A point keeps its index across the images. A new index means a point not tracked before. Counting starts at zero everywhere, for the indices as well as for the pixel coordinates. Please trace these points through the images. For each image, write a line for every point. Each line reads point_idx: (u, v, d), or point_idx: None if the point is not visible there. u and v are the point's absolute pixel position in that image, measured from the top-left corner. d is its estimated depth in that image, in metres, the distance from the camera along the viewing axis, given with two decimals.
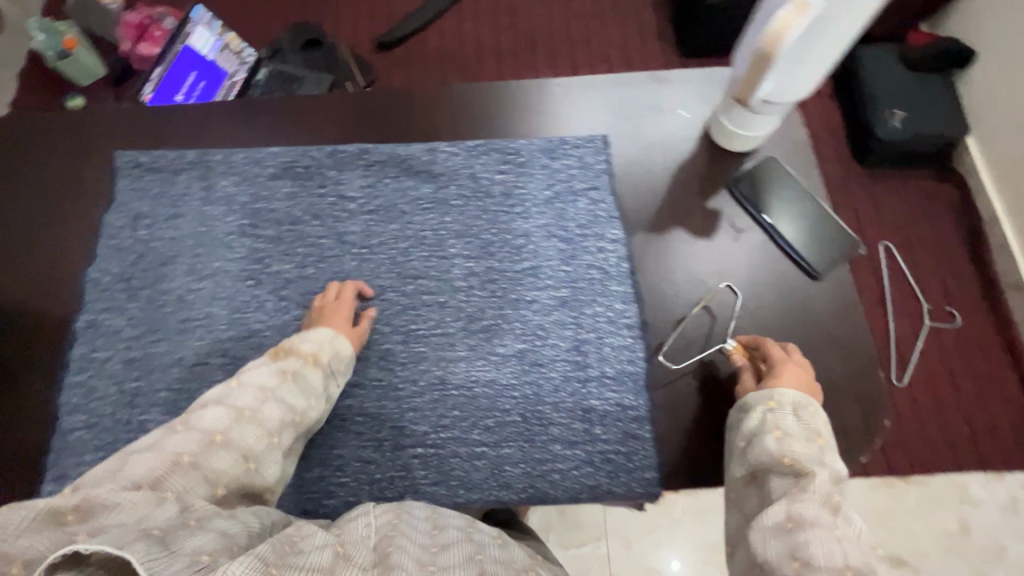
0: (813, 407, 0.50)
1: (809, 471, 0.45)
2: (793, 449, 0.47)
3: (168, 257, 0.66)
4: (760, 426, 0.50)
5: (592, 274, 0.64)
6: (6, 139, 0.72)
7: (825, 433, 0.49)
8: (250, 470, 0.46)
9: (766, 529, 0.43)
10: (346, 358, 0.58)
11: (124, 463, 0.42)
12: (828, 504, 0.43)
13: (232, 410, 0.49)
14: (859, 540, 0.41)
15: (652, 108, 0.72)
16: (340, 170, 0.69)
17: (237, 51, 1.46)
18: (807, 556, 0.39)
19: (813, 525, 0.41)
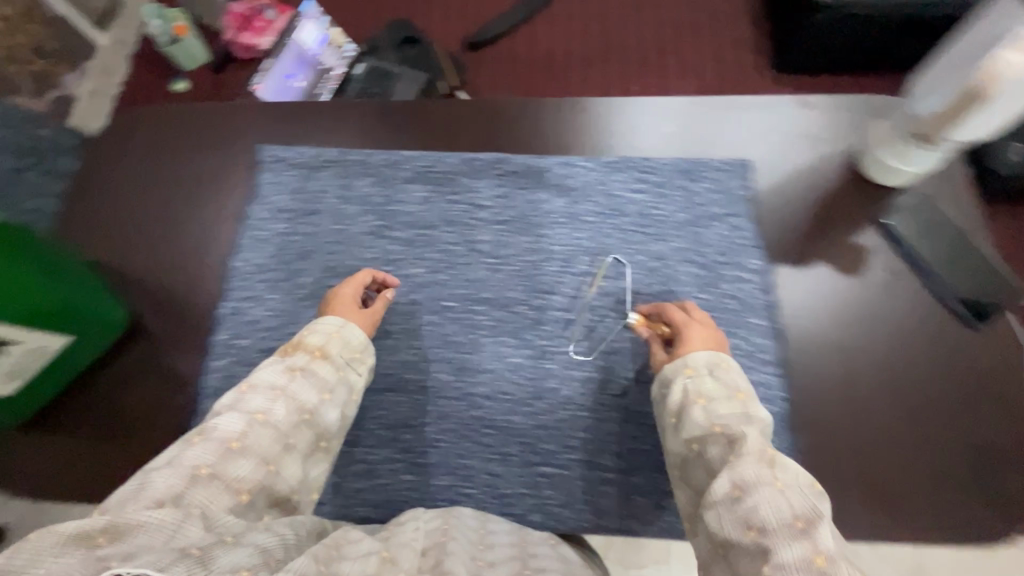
0: (726, 361, 0.50)
1: (738, 433, 0.42)
2: (715, 417, 0.45)
3: (306, 252, 0.69)
4: (684, 397, 0.48)
5: (729, 304, 0.63)
6: (160, 129, 0.76)
7: (742, 389, 0.47)
8: (272, 473, 0.44)
9: (719, 502, 0.38)
10: (357, 345, 0.56)
11: (143, 482, 0.37)
12: (765, 456, 0.39)
13: (246, 415, 0.45)
14: (804, 482, 0.37)
15: (796, 135, 0.69)
16: (474, 178, 0.69)
17: (339, 46, 1.50)
18: (756, 520, 0.35)
19: (759, 485, 0.37)
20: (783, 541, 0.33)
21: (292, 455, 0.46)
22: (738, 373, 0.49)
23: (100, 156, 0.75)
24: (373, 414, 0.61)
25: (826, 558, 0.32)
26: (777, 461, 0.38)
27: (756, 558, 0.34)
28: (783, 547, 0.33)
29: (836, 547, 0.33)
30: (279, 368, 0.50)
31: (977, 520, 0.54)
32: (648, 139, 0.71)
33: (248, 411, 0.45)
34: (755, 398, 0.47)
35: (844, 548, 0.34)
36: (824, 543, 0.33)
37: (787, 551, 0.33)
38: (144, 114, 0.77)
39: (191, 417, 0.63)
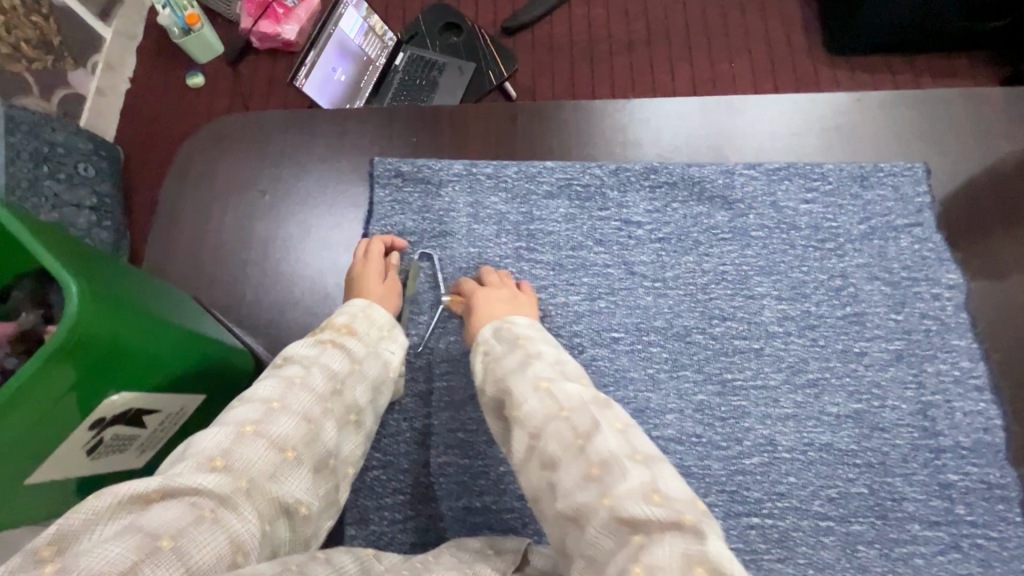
0: (511, 322, 0.52)
1: (518, 385, 0.45)
2: (502, 375, 0.47)
3: (442, 280, 0.61)
4: (481, 370, 0.49)
5: (928, 325, 0.57)
6: (259, 145, 0.69)
7: (526, 335, 0.50)
8: (313, 432, 0.44)
9: (521, 452, 0.42)
10: (385, 323, 0.55)
11: (191, 443, 0.40)
12: (545, 397, 0.43)
13: (284, 379, 0.45)
14: (586, 400, 0.42)
15: (977, 130, 0.63)
16: (623, 191, 0.63)
17: (380, 35, 1.41)
18: (547, 456, 0.39)
19: (546, 425, 0.41)
20: (567, 466, 0.38)
21: (329, 419, 0.46)
22: (535, 329, 0.52)
23: (190, 173, 0.68)
24: None
25: (600, 472, 0.37)
26: (552, 394, 0.43)
27: (548, 491, 0.39)
28: (566, 472, 0.38)
29: (615, 447, 0.38)
30: (308, 341, 0.50)
31: None
32: (807, 142, 0.65)
33: (284, 375, 0.46)
34: (540, 338, 0.50)
35: (648, 457, 0.38)
36: (596, 456, 0.37)
37: (568, 475, 0.38)
38: (235, 124, 0.70)
39: None
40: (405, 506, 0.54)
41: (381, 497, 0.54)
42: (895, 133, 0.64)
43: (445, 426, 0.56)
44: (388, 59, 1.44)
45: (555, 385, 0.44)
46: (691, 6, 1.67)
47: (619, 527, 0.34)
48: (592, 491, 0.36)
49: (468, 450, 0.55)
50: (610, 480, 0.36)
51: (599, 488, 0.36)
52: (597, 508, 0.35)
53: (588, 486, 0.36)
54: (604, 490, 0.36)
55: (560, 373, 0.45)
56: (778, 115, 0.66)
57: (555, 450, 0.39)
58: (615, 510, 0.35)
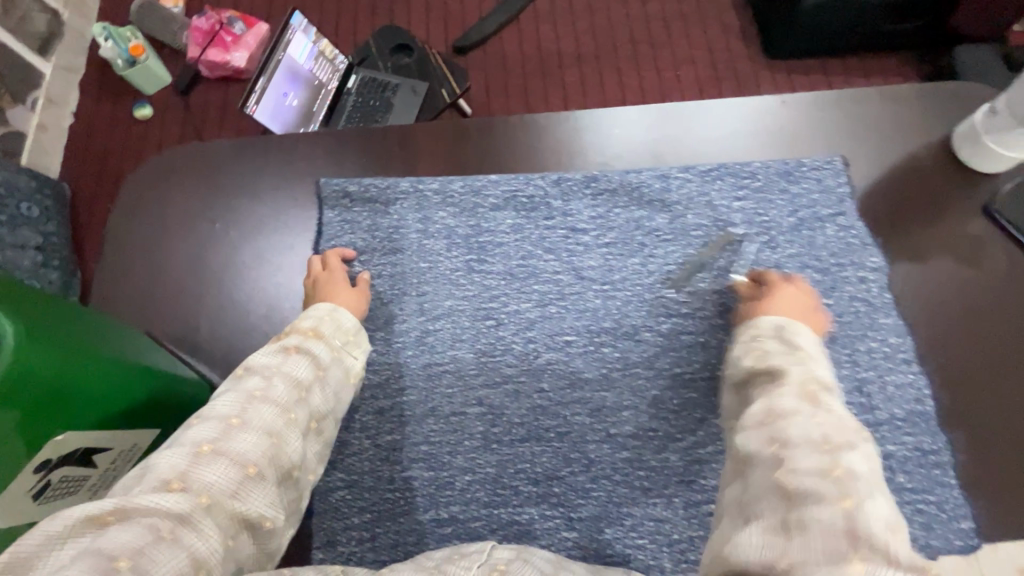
0: (792, 323, 0.50)
1: (783, 372, 0.43)
2: (764, 358, 0.46)
3: (393, 296, 0.63)
4: (742, 351, 0.50)
5: (857, 306, 0.61)
6: (209, 173, 0.69)
7: (807, 347, 0.47)
8: (275, 446, 0.44)
9: (754, 425, 0.40)
10: (350, 327, 0.56)
11: (147, 465, 0.39)
12: (805, 394, 0.40)
13: (244, 392, 0.45)
14: (846, 420, 0.38)
15: (887, 126, 0.69)
16: (566, 200, 0.65)
17: (331, 59, 1.42)
18: (783, 436, 0.37)
19: (796, 414, 0.38)
20: (805, 453, 0.35)
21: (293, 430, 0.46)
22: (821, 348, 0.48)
23: (141, 206, 0.68)
24: (515, 468, 0.55)
25: (843, 476, 0.34)
26: (815, 398, 0.40)
27: (769, 463, 0.36)
28: (801, 457, 0.35)
29: (864, 471, 0.34)
30: (272, 349, 0.50)
31: None
32: (739, 143, 0.69)
33: (245, 390, 0.46)
34: (821, 359, 0.46)
35: (880, 489, 0.34)
36: (846, 466, 0.34)
37: (806, 461, 0.35)
38: (185, 154, 0.69)
39: None
40: (373, 524, 0.54)
41: (348, 518, 0.54)
42: (817, 132, 0.69)
43: (409, 440, 0.57)
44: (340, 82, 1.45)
45: (820, 391, 0.41)
46: (634, 20, 1.74)
47: (840, 528, 0.31)
48: (829, 486, 0.33)
49: (432, 462, 0.56)
50: (854, 489, 0.33)
51: (840, 488, 0.33)
52: (830, 504, 0.32)
53: (820, 475, 0.34)
54: (847, 494, 0.33)
55: (820, 382, 0.42)
56: (709, 117, 0.70)
57: (799, 438, 0.36)
58: (852, 518, 0.31)
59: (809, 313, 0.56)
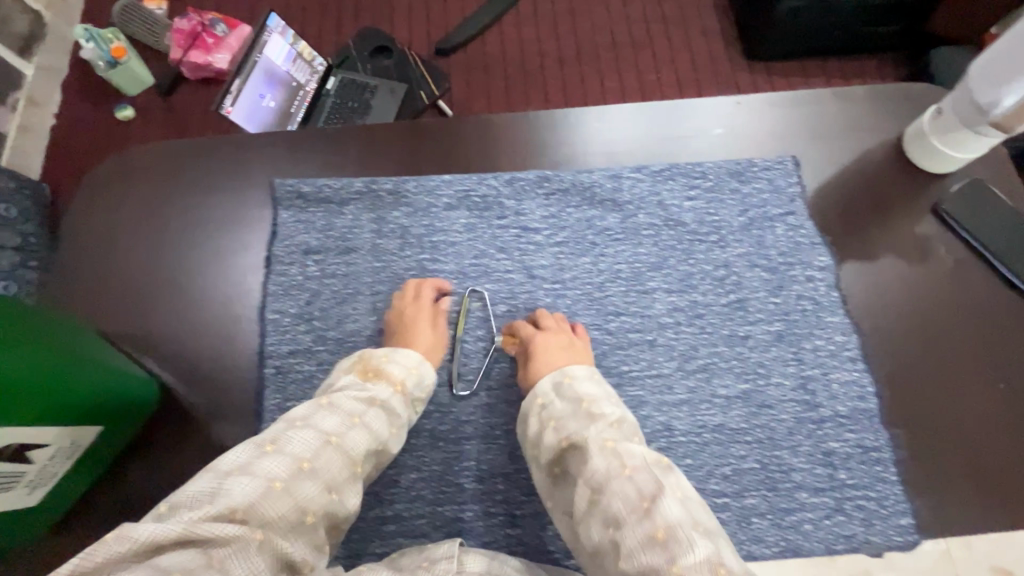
0: (571, 375, 0.52)
1: (580, 441, 0.46)
2: (562, 427, 0.48)
3: (347, 295, 0.63)
4: (538, 426, 0.50)
5: (803, 305, 0.62)
6: (166, 173, 0.68)
7: (587, 395, 0.50)
8: (335, 499, 0.45)
9: (583, 509, 0.43)
10: (429, 386, 0.56)
11: (219, 488, 0.40)
12: (608, 452, 0.43)
13: (321, 435, 0.46)
14: (646, 462, 0.42)
15: (842, 125, 0.69)
16: (519, 200, 0.66)
17: (309, 60, 1.42)
18: (612, 516, 0.40)
19: (611, 481, 0.41)
20: (631, 526, 0.38)
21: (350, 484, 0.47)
22: (596, 381, 0.52)
23: (97, 207, 0.67)
24: (460, 465, 0.56)
25: (667, 537, 0.37)
26: (614, 451, 0.43)
27: (611, 550, 0.39)
28: (630, 533, 0.38)
29: (678, 515, 0.38)
30: (359, 395, 0.51)
31: None
32: (695, 147, 0.68)
33: (320, 432, 0.46)
34: (604, 399, 0.50)
35: (698, 524, 0.39)
36: (662, 520, 0.38)
37: (634, 537, 0.38)
38: (142, 154, 0.69)
39: None
40: None
41: None
42: (773, 131, 0.69)
43: None
44: (318, 85, 1.45)
45: (614, 442, 0.44)
46: (616, 22, 1.75)
47: None
48: (658, 555, 0.37)
49: None
50: (677, 549, 0.37)
51: (665, 552, 0.37)
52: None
53: (653, 549, 0.37)
54: (672, 556, 0.36)
55: (611, 427, 0.46)
56: (670, 117, 0.69)
57: (621, 510, 0.40)
58: None
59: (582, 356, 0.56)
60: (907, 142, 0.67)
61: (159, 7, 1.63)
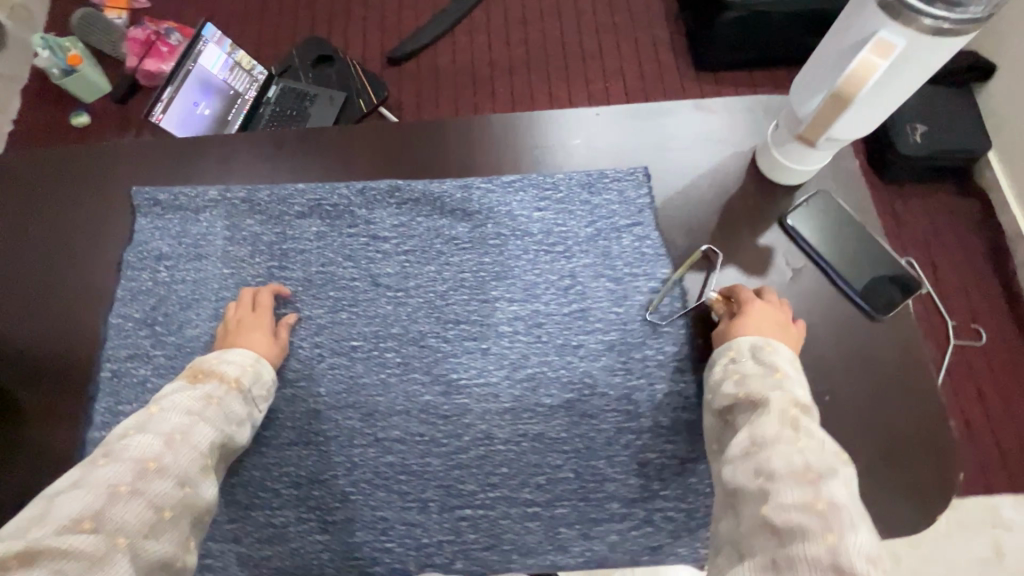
0: (773, 347, 0.51)
1: (761, 400, 0.46)
2: (743, 384, 0.48)
3: (191, 301, 0.64)
4: (722, 375, 0.51)
5: (642, 314, 0.62)
6: (32, 180, 0.70)
7: (783, 368, 0.49)
8: (189, 492, 0.44)
9: (737, 455, 0.43)
10: (269, 382, 0.57)
11: (50, 507, 0.39)
12: (787, 419, 0.43)
13: (161, 436, 0.45)
14: (827, 447, 0.41)
15: (696, 139, 0.71)
16: (370, 209, 0.67)
17: (249, 69, 1.41)
18: (766, 468, 0.40)
19: (776, 443, 0.42)
20: (787, 488, 0.38)
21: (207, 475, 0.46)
22: (796, 365, 0.50)
23: None
24: (279, 471, 0.56)
25: (826, 509, 0.37)
26: (796, 424, 0.43)
27: (757, 498, 0.40)
28: (784, 490, 0.38)
29: (843, 497, 0.38)
30: (193, 396, 0.49)
31: (909, 511, 0.54)
32: (554, 155, 0.71)
33: (161, 433, 0.45)
34: (798, 377, 0.48)
35: (864, 514, 0.38)
36: (824, 495, 0.37)
37: (789, 497, 0.38)
38: (15, 160, 0.71)
39: None
40: None
41: None
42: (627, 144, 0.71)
43: None
44: (259, 92, 1.43)
45: (799, 416, 0.44)
46: (568, 32, 1.74)
47: (824, 562, 0.34)
48: (814, 521, 0.36)
49: None
50: (836, 522, 0.36)
51: (820, 522, 0.36)
52: (817, 541, 0.35)
53: (804, 511, 0.37)
54: (827, 527, 0.36)
55: (798, 403, 0.45)
56: (522, 131, 0.72)
57: (783, 472, 0.39)
58: (835, 552, 0.35)
59: (781, 328, 0.54)
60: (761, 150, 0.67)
61: (119, 16, 1.65)
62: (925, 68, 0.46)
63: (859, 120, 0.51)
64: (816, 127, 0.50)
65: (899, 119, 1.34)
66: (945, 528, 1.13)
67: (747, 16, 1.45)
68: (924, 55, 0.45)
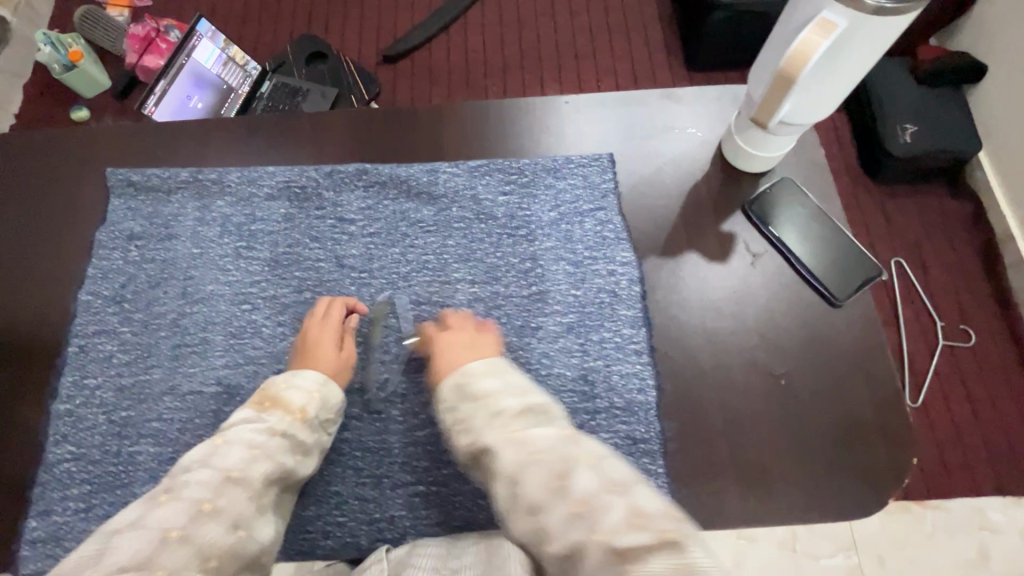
0: (468, 374, 0.50)
1: (484, 439, 0.45)
2: (466, 423, 0.48)
3: (159, 280, 0.65)
4: (448, 420, 0.49)
5: (602, 298, 0.63)
6: (11, 161, 0.71)
7: (490, 392, 0.48)
8: (243, 537, 0.43)
9: (503, 491, 0.42)
10: (336, 405, 0.55)
11: (106, 547, 0.38)
12: (513, 443, 0.43)
13: (219, 473, 0.45)
14: (557, 440, 0.42)
15: (664, 127, 0.71)
16: (338, 191, 0.68)
17: (242, 64, 1.32)
18: (531, 504, 0.40)
19: (524, 466, 0.41)
20: (552, 511, 0.38)
21: (260, 516, 0.45)
22: (494, 376, 0.50)
23: None
24: None
25: (585, 509, 0.37)
26: (522, 436, 0.43)
27: (535, 536, 0.39)
28: (551, 514, 0.38)
29: (595, 484, 0.39)
30: (257, 429, 0.49)
31: (861, 494, 0.55)
32: (522, 141, 0.71)
33: (221, 472, 0.45)
34: (524, 390, 0.49)
35: (616, 484, 0.39)
36: (578, 494, 0.38)
37: (555, 518, 0.38)
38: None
39: (34, 468, 0.58)
40: (90, 495, 0.56)
41: (68, 488, 0.56)
42: (596, 132, 0.72)
43: (142, 417, 0.59)
44: (253, 87, 1.34)
45: (521, 431, 0.44)
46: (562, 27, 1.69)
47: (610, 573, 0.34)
48: (581, 529, 0.37)
49: (161, 438, 0.58)
50: (598, 516, 0.37)
51: (586, 526, 0.37)
52: (591, 544, 0.36)
53: (572, 523, 0.37)
54: (591, 528, 0.36)
55: (520, 415, 0.46)
56: (490, 118, 0.72)
57: (539, 496, 0.39)
58: (609, 546, 0.35)
59: (472, 343, 0.55)
60: (726, 138, 0.67)
61: (120, 14, 1.61)
62: (871, 50, 0.47)
63: (808, 103, 0.52)
64: (764, 110, 0.51)
65: (888, 120, 1.32)
66: (927, 529, 1.11)
67: (740, 14, 1.43)
68: (868, 38, 0.46)
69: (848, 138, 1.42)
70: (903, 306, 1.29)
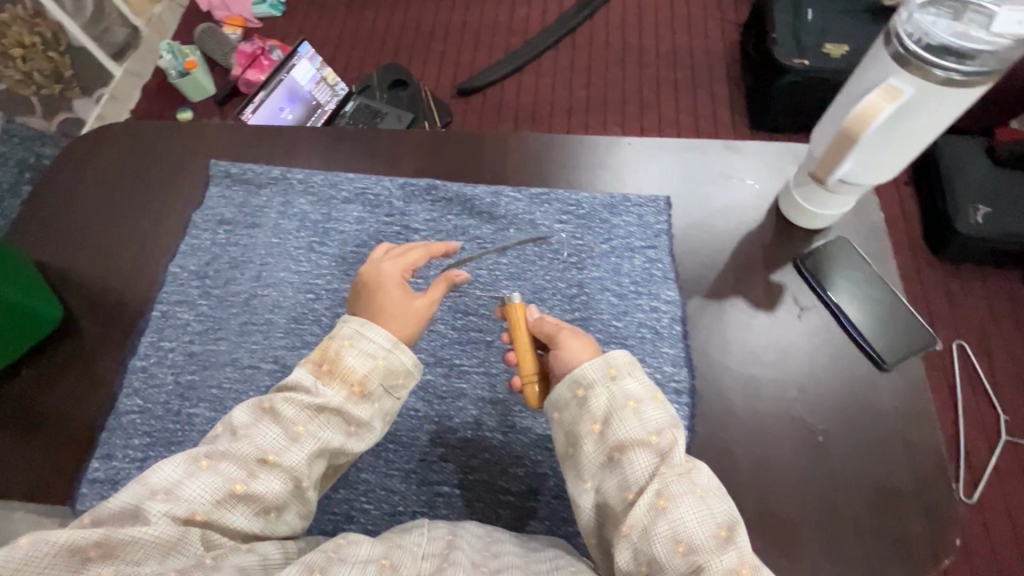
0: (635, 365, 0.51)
1: (668, 446, 0.46)
2: (641, 417, 0.47)
3: (239, 261, 0.72)
4: (609, 403, 0.48)
5: (643, 333, 0.64)
6: (132, 146, 0.81)
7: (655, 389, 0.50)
8: (271, 519, 0.45)
9: (646, 510, 0.44)
10: (405, 372, 0.50)
11: (140, 511, 0.41)
12: (685, 467, 0.45)
13: (257, 452, 0.45)
14: (715, 485, 0.46)
15: (723, 177, 0.73)
16: (407, 202, 0.73)
17: (332, 84, 1.42)
18: (685, 534, 0.42)
19: (686, 500, 0.43)
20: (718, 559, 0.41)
21: (295, 500, 0.46)
22: None
23: (77, 164, 0.81)
24: None
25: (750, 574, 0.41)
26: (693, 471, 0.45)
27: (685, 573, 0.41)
28: (715, 563, 0.41)
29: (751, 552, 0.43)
30: (307, 404, 0.46)
31: (893, 569, 0.52)
32: (582, 176, 0.75)
33: (258, 448, 0.45)
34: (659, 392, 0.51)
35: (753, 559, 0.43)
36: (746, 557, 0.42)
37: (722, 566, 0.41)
38: (122, 129, 0.83)
39: (105, 415, 0.64)
40: (148, 447, 0.61)
41: (130, 437, 0.62)
42: (656, 173, 0.75)
43: (204, 382, 0.64)
44: (338, 105, 1.43)
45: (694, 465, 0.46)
46: (631, 78, 1.76)
47: None
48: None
49: (217, 405, 0.63)
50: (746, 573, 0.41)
51: None
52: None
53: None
54: None
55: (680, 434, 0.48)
56: (556, 152, 0.77)
57: (701, 539, 0.42)
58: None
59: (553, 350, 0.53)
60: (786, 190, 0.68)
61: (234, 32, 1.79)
62: (938, 114, 0.49)
63: (871, 160, 0.53)
64: (829, 157, 0.51)
65: (958, 198, 1.28)
66: None
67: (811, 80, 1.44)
68: (935, 106, 0.48)
69: (915, 212, 1.39)
70: (962, 392, 1.21)
